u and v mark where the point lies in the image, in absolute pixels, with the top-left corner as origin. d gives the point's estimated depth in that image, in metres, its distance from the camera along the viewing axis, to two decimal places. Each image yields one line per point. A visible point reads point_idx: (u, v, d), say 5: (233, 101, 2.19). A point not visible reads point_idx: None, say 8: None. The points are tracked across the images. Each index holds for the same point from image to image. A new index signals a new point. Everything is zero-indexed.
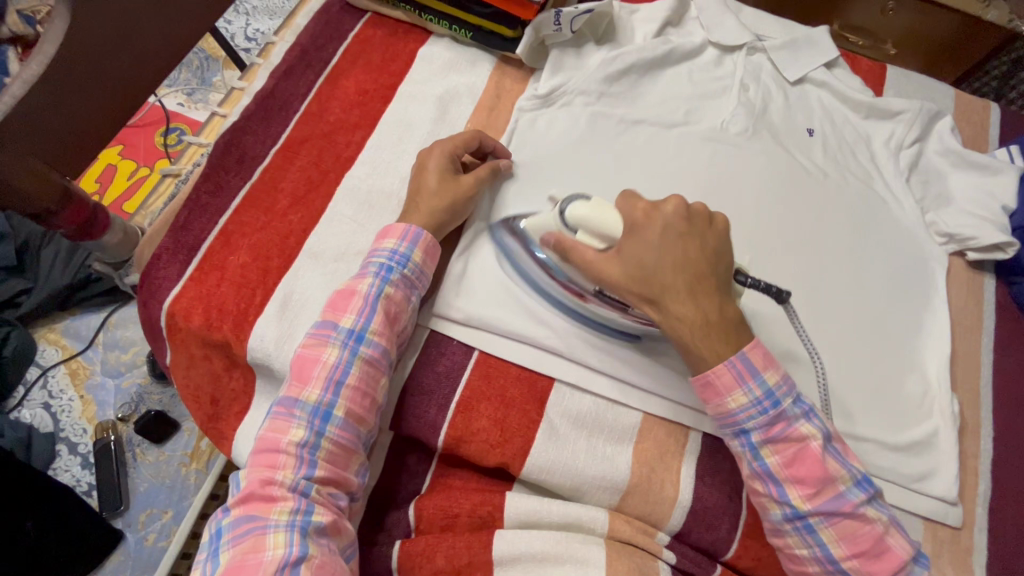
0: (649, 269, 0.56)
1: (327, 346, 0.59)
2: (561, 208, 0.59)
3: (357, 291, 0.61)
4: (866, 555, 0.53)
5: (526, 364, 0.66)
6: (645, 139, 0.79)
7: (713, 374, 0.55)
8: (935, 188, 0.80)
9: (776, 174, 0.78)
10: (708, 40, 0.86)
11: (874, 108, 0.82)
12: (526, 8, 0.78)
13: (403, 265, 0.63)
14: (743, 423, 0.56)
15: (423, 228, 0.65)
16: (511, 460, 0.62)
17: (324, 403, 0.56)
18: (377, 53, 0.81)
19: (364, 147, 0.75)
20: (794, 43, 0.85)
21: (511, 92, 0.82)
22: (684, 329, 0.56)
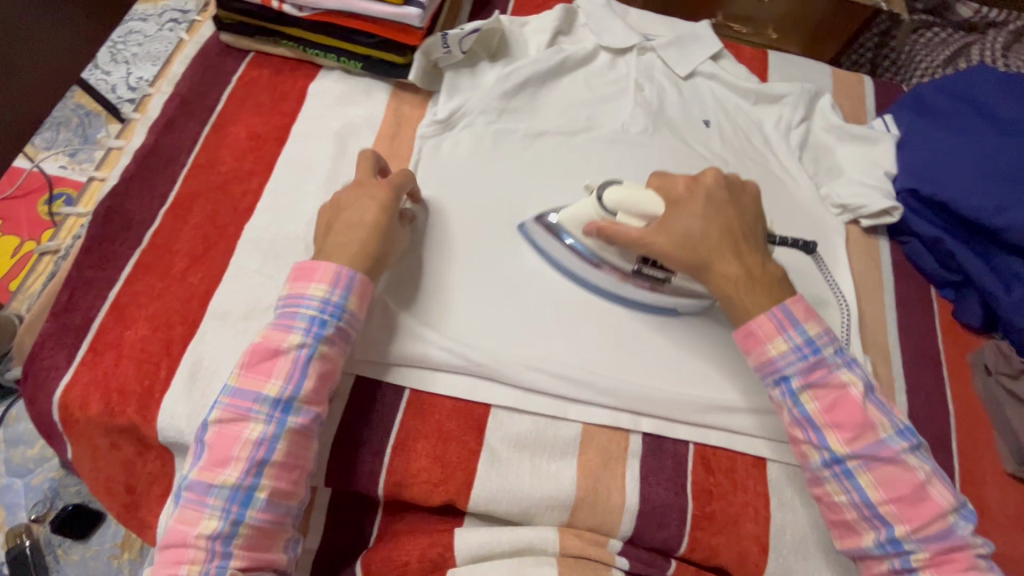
0: (695, 237, 0.62)
1: (248, 422, 0.55)
2: (599, 195, 0.65)
3: (282, 352, 0.56)
4: (905, 501, 0.54)
5: (458, 395, 0.65)
6: (551, 150, 0.80)
7: (755, 324, 0.59)
8: (825, 163, 0.84)
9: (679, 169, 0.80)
10: (599, 45, 0.88)
11: (761, 94, 0.86)
12: (410, 32, 0.75)
13: (336, 316, 0.59)
14: (784, 369, 0.58)
15: (355, 271, 0.60)
16: (456, 495, 0.61)
17: (243, 486, 0.53)
18: (266, 94, 0.78)
19: (262, 195, 0.71)
20: (680, 40, 0.88)
21: (410, 117, 0.80)
22: (729, 284, 0.61)
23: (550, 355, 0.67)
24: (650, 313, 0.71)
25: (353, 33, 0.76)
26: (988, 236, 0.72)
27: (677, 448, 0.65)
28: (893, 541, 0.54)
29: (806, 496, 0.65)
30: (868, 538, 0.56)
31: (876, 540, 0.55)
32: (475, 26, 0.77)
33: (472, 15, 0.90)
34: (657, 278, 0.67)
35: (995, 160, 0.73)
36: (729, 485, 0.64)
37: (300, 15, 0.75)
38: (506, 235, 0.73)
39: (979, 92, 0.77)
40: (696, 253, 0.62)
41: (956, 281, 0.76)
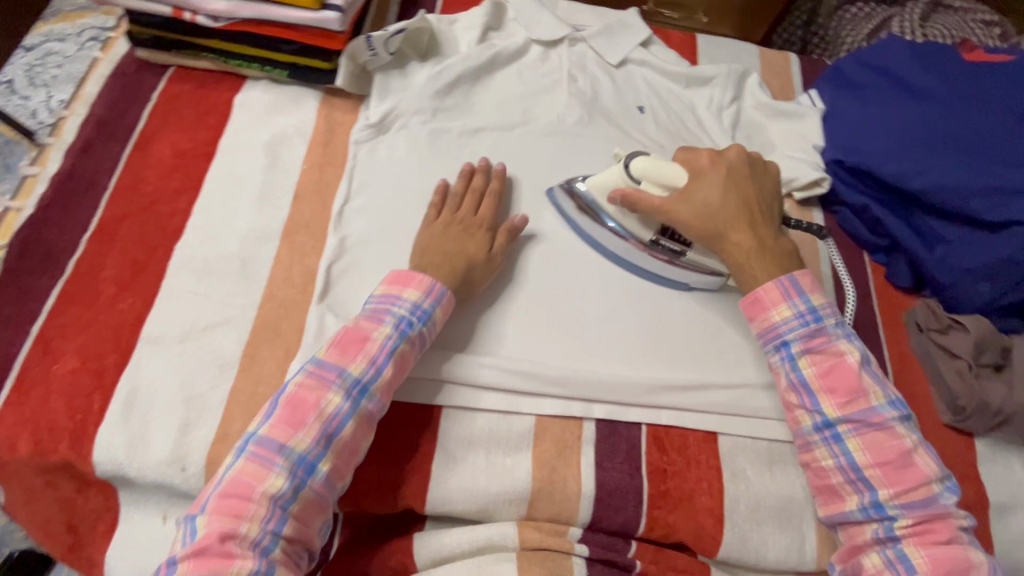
0: (713, 207, 0.67)
1: (327, 393, 0.54)
2: (627, 162, 0.68)
3: (372, 338, 0.57)
4: (890, 466, 0.59)
5: (406, 399, 0.64)
6: (488, 147, 0.79)
7: (762, 291, 0.65)
8: (758, 140, 0.86)
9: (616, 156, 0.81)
10: (529, 38, 0.88)
11: (691, 77, 0.88)
12: (334, 39, 0.74)
13: (422, 321, 0.60)
14: (785, 334, 0.64)
15: (445, 288, 0.63)
16: (412, 501, 0.60)
17: (311, 454, 0.52)
18: (189, 109, 0.76)
19: (192, 213, 0.69)
20: (609, 29, 0.89)
21: (343, 123, 0.79)
22: (740, 253, 0.67)
23: (499, 351, 0.67)
24: (596, 299, 0.71)
25: (274, 41, 0.74)
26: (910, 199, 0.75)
27: (629, 431, 0.66)
28: (876, 505, 0.59)
29: (756, 465, 0.67)
30: (851, 501, 0.60)
31: (860, 503, 0.60)
32: (399, 26, 0.76)
33: (399, 15, 0.89)
34: (674, 249, 0.70)
35: (910, 125, 0.75)
36: (682, 462, 0.66)
37: (215, 26, 0.73)
38: None
39: (893, 62, 0.80)
40: (715, 221, 0.66)
41: (885, 246, 0.79)
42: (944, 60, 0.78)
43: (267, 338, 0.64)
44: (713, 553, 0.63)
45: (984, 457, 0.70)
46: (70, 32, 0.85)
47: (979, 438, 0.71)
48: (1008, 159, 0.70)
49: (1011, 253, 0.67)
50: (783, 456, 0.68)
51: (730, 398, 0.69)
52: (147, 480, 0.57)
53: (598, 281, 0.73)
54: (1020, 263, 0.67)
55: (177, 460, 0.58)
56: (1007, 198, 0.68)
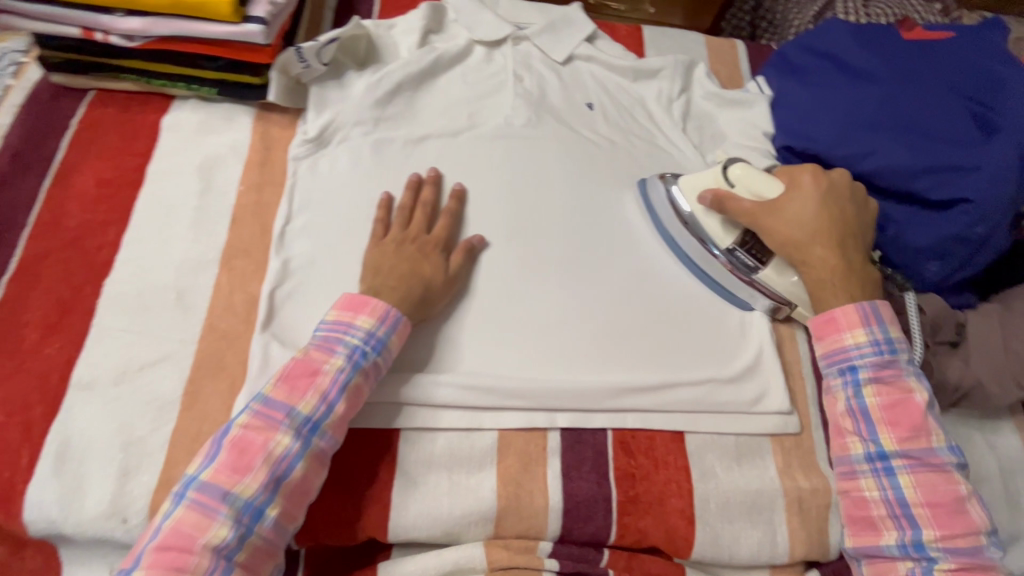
0: (803, 221, 0.68)
1: (275, 433, 0.51)
2: (726, 166, 0.73)
3: (323, 372, 0.55)
4: (940, 508, 0.59)
5: (362, 425, 0.61)
6: (435, 154, 0.77)
7: (840, 311, 0.65)
8: (709, 130, 0.86)
9: (567, 156, 0.79)
10: (472, 39, 0.85)
11: (638, 70, 0.87)
12: (258, 52, 0.70)
13: (378, 351, 0.58)
14: (855, 359, 0.64)
15: (401, 314, 0.61)
16: (374, 530, 0.58)
17: (258, 500, 0.49)
18: (113, 134, 0.72)
19: (121, 246, 0.66)
20: (552, 26, 0.87)
21: (280, 139, 0.75)
22: (823, 272, 0.67)
23: (456, 367, 0.65)
24: (554, 305, 0.70)
25: (197, 58, 0.70)
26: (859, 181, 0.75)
27: (595, 437, 0.65)
28: (916, 544, 0.58)
29: (724, 460, 0.66)
30: (888, 536, 0.60)
31: (899, 539, 0.59)
32: (330, 36, 0.74)
33: (335, 23, 0.86)
34: (748, 264, 0.71)
35: (853, 108, 0.75)
36: (650, 464, 0.64)
37: (132, 45, 0.68)
38: None
39: (835, 45, 0.80)
40: (795, 235, 0.68)
41: None
42: (881, 40, 0.78)
43: (209, 372, 0.61)
44: (686, 554, 0.62)
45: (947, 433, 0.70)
46: None
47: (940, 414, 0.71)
48: (949, 136, 0.70)
49: (957, 231, 0.68)
50: (750, 449, 0.67)
51: (694, 395, 0.68)
52: (84, 535, 0.54)
53: (555, 286, 0.71)
54: (966, 240, 0.68)
55: (117, 512, 0.54)
56: (950, 176, 0.68)
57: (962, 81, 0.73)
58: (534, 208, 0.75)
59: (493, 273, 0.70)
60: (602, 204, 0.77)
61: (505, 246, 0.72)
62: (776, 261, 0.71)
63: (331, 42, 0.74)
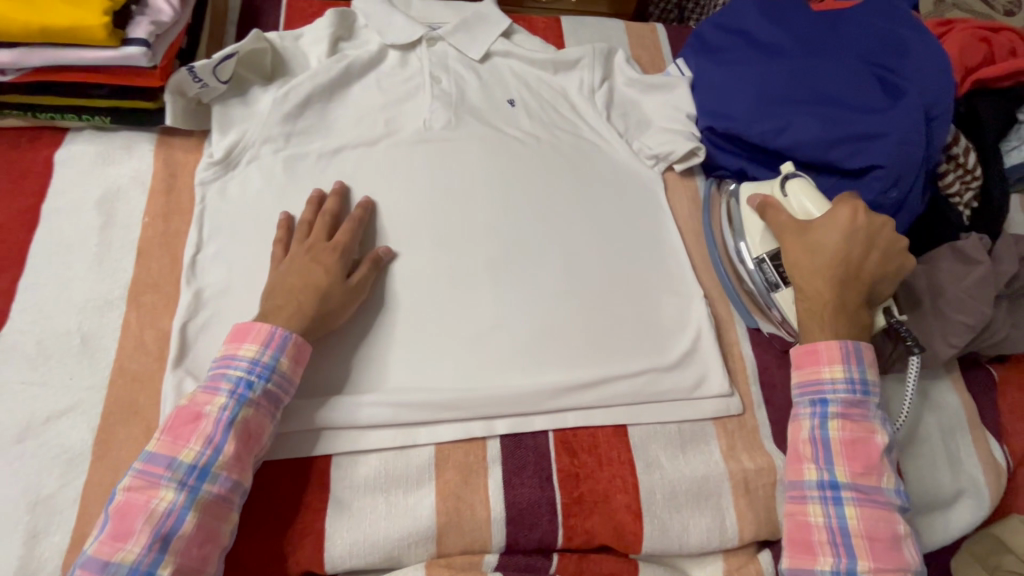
0: (822, 253, 0.64)
1: (158, 489, 0.50)
2: (785, 177, 0.70)
3: (206, 415, 0.53)
4: (879, 543, 0.56)
5: (293, 454, 0.59)
6: (352, 166, 0.74)
7: (824, 346, 0.63)
8: (636, 117, 0.84)
9: (490, 157, 0.77)
10: (384, 44, 0.82)
11: (558, 62, 0.85)
12: (148, 74, 0.66)
13: (265, 377, 0.56)
14: (827, 392, 0.62)
15: (290, 332, 0.58)
16: (309, 564, 0.56)
17: (144, 563, 0.48)
18: (1, 174, 0.67)
19: (15, 293, 0.62)
20: (466, 23, 0.85)
21: (186, 163, 0.72)
22: (814, 306, 0.64)
23: (387, 384, 0.63)
24: (485, 311, 0.68)
25: (83, 86, 0.66)
26: (780, 156, 0.75)
27: (536, 440, 0.64)
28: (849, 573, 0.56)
29: (668, 449, 0.66)
30: (823, 562, 0.57)
31: (834, 566, 0.56)
32: (227, 52, 0.70)
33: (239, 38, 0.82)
34: (771, 280, 0.69)
35: (767, 84, 0.75)
36: (594, 462, 0.63)
37: (6, 79, 0.63)
38: None
39: (748, 22, 0.80)
40: (812, 262, 0.65)
41: None
42: (790, 14, 0.78)
43: (122, 417, 0.58)
44: (638, 549, 0.61)
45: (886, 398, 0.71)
46: None
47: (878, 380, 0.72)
48: (859, 104, 0.70)
49: (874, 198, 0.68)
50: (694, 435, 0.67)
51: (634, 386, 0.67)
52: None
53: (487, 291, 0.69)
54: (883, 206, 0.69)
55: None
56: (863, 144, 0.69)
57: (870, 49, 0.73)
58: (459, 213, 0.73)
59: (419, 282, 0.68)
60: (528, 202, 0.75)
61: (430, 255, 0.70)
62: None
63: (229, 58, 0.71)
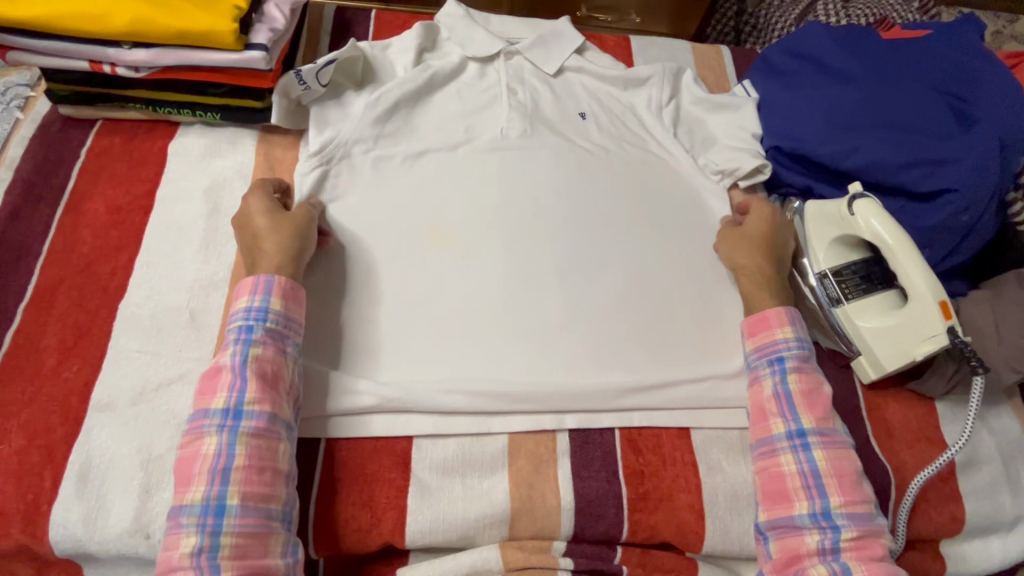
0: (747, 233, 0.75)
1: (204, 437, 0.54)
2: (854, 195, 0.71)
3: (222, 365, 0.57)
4: (846, 478, 0.59)
5: (379, 434, 0.63)
6: (435, 169, 0.78)
7: (771, 311, 0.68)
8: (701, 133, 0.86)
9: (562, 168, 0.81)
10: (465, 56, 0.87)
11: (629, 78, 0.88)
12: (261, 78, 0.72)
13: (263, 319, 0.59)
14: (783, 351, 0.66)
15: (272, 275, 0.62)
16: (391, 536, 0.60)
17: (212, 497, 0.52)
18: (121, 162, 0.74)
19: (133, 269, 0.67)
20: (543, 39, 0.88)
21: (284, 159, 0.77)
22: (749, 280, 0.72)
23: (466, 373, 0.66)
24: (556, 311, 0.71)
25: (202, 85, 0.72)
26: (847, 177, 0.77)
27: (603, 437, 0.67)
28: (825, 513, 0.58)
29: (729, 454, 0.68)
30: (802, 506, 0.59)
31: (811, 508, 0.59)
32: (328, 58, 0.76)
33: (333, 47, 0.88)
34: (832, 295, 0.72)
35: (836, 107, 0.77)
36: (658, 461, 0.66)
37: (137, 76, 0.70)
38: (403, 262, 0.72)
39: (817, 49, 0.83)
40: (741, 243, 0.74)
41: None
42: (860, 42, 0.81)
43: None
44: (698, 547, 0.64)
45: (945, 418, 0.72)
46: None
47: (938, 401, 0.73)
48: (928, 129, 0.73)
49: (944, 220, 0.70)
50: None
51: (698, 391, 0.69)
52: (109, 554, 0.55)
53: (559, 293, 0.73)
54: (953, 228, 0.70)
55: (139, 529, 0.56)
56: (933, 169, 0.71)
57: (940, 79, 0.76)
58: (533, 217, 0.77)
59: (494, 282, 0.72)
60: (598, 211, 0.79)
61: (506, 255, 0.74)
62: (859, 305, 0.71)
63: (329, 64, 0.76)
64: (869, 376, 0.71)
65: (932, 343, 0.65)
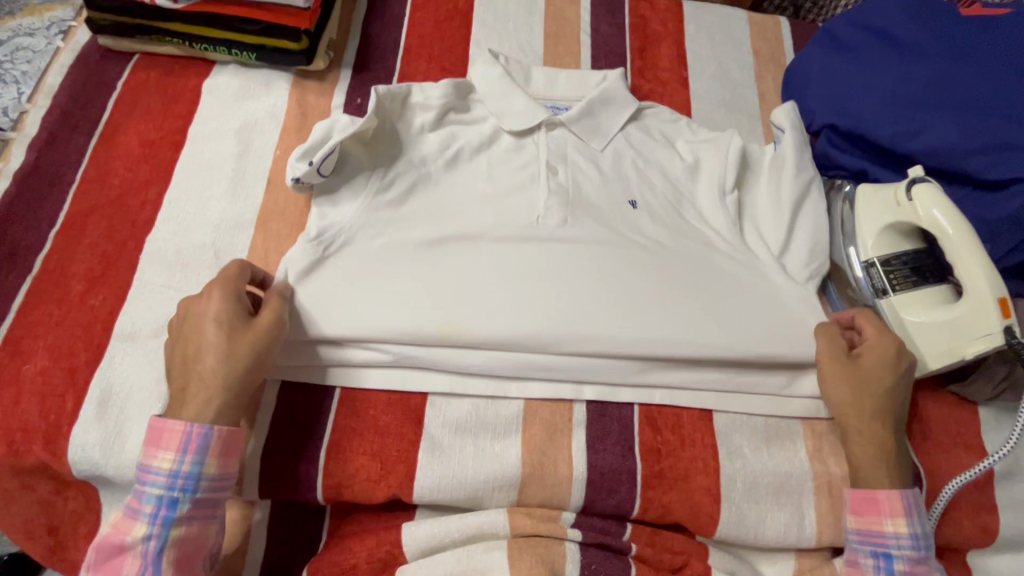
0: (867, 389, 0.62)
1: None
2: (913, 179, 0.66)
3: (128, 548, 0.51)
4: None
5: (393, 388, 0.63)
6: (455, 258, 0.64)
7: (884, 495, 0.59)
8: (778, 217, 0.70)
9: (595, 262, 0.65)
10: (500, 127, 0.72)
11: (698, 144, 0.75)
12: (299, 15, 0.71)
13: (188, 490, 0.52)
14: (892, 548, 0.58)
15: (206, 427, 0.53)
16: (399, 489, 0.59)
17: None
18: (155, 97, 0.73)
19: (162, 204, 0.67)
20: (591, 107, 0.73)
21: (317, 105, 0.76)
22: (867, 453, 0.61)
23: None
24: None
25: (239, 21, 0.71)
26: (908, 160, 0.72)
27: (622, 411, 0.64)
28: None
29: (752, 440, 0.65)
30: None
31: None
32: (326, 124, 0.64)
33: None
34: (877, 284, 0.68)
35: (903, 85, 0.72)
36: (677, 441, 0.63)
37: (176, 8, 0.70)
38: None
39: (888, 22, 0.77)
40: (858, 399, 0.62)
41: None
42: (938, 16, 0.75)
43: None
44: (711, 531, 0.62)
45: (989, 425, 0.68)
46: (37, 26, 0.97)
47: (982, 406, 0.69)
48: (1009, 112, 0.66)
49: (1015, 211, 0.64)
50: (781, 430, 0.66)
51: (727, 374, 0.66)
52: (123, 479, 0.56)
53: None
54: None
55: None
56: (1009, 155, 0.65)
57: None
58: None
59: (505, 287, 0.63)
60: None
61: None
62: (908, 299, 0.66)
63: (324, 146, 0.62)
64: None
65: (986, 341, 0.61)
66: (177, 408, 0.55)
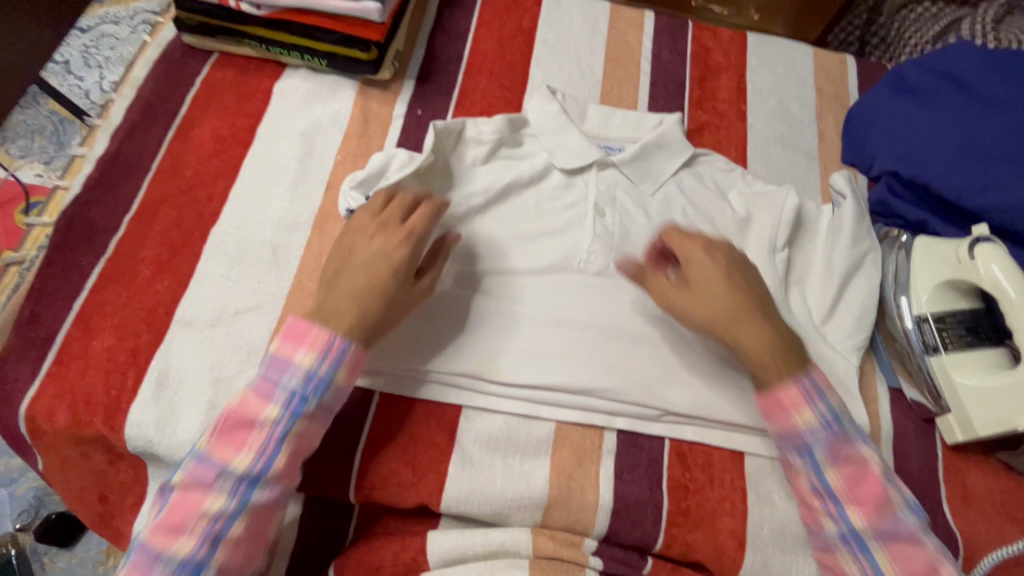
0: (707, 286, 0.60)
1: (183, 531, 0.51)
2: (975, 236, 0.64)
3: (242, 446, 0.52)
4: None
5: (428, 397, 0.64)
6: (499, 290, 0.66)
7: (781, 393, 0.57)
8: (825, 283, 0.69)
9: (636, 311, 0.66)
10: (551, 163, 0.73)
11: (751, 197, 0.74)
12: (371, 28, 0.74)
13: (318, 393, 0.54)
14: (810, 440, 0.56)
15: (347, 342, 0.55)
16: (427, 498, 0.61)
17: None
18: (229, 96, 0.77)
19: (228, 199, 0.71)
20: (645, 150, 0.73)
21: (379, 114, 0.78)
22: (753, 341, 0.58)
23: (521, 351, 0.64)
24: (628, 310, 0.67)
25: (314, 31, 0.74)
26: (971, 218, 0.70)
27: (652, 444, 0.64)
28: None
29: (784, 487, 0.63)
30: None
31: None
32: (384, 157, 0.66)
33: (440, 8, 0.88)
34: (928, 342, 0.66)
35: (972, 138, 0.70)
36: (705, 480, 0.63)
37: (258, 14, 0.74)
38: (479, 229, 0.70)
39: (963, 74, 0.74)
40: (702, 307, 0.60)
41: None
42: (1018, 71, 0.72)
43: None
44: None
45: None
46: (121, 14, 1.07)
47: None
48: None
49: None
50: None
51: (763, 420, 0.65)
52: (172, 458, 0.60)
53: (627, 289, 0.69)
54: None
55: None
56: None
57: None
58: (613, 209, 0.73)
59: (544, 313, 0.65)
60: None
61: None
62: (960, 359, 0.64)
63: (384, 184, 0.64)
64: (955, 438, 0.65)
65: None
66: (319, 315, 0.56)
